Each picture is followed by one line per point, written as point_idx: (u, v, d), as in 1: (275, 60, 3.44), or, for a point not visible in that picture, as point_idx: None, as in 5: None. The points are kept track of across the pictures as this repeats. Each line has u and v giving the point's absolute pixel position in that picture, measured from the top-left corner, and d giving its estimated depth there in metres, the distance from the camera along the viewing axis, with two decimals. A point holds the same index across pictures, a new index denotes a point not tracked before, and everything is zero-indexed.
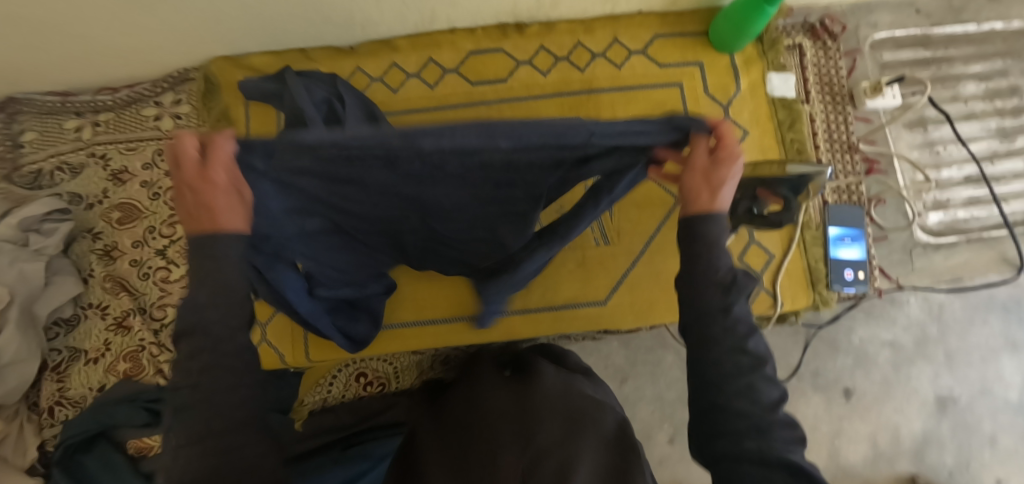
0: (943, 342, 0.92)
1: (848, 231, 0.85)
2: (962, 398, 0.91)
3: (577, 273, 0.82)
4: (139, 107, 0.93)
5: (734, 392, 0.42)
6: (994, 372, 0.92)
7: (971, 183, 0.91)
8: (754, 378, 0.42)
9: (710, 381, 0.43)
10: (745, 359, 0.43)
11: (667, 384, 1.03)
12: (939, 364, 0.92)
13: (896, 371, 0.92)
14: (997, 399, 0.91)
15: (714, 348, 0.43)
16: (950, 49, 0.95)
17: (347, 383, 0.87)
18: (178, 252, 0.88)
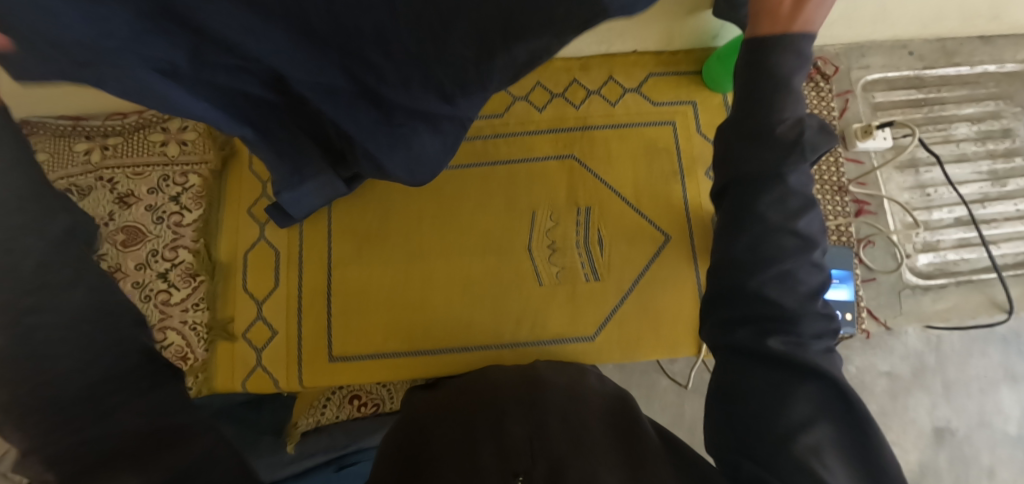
0: (941, 372, 0.91)
1: (837, 272, 0.85)
2: (959, 429, 0.90)
3: (566, 306, 0.84)
4: (147, 132, 0.96)
5: (779, 281, 0.44)
6: (993, 404, 0.91)
7: (962, 225, 0.92)
8: (798, 270, 0.44)
9: (756, 272, 0.45)
10: (791, 246, 0.44)
11: (660, 408, 1.03)
12: (935, 394, 0.91)
13: (892, 400, 0.90)
14: (996, 431, 0.90)
15: (768, 236, 0.44)
16: (943, 91, 0.96)
17: (341, 402, 0.85)
18: (180, 276, 0.88)
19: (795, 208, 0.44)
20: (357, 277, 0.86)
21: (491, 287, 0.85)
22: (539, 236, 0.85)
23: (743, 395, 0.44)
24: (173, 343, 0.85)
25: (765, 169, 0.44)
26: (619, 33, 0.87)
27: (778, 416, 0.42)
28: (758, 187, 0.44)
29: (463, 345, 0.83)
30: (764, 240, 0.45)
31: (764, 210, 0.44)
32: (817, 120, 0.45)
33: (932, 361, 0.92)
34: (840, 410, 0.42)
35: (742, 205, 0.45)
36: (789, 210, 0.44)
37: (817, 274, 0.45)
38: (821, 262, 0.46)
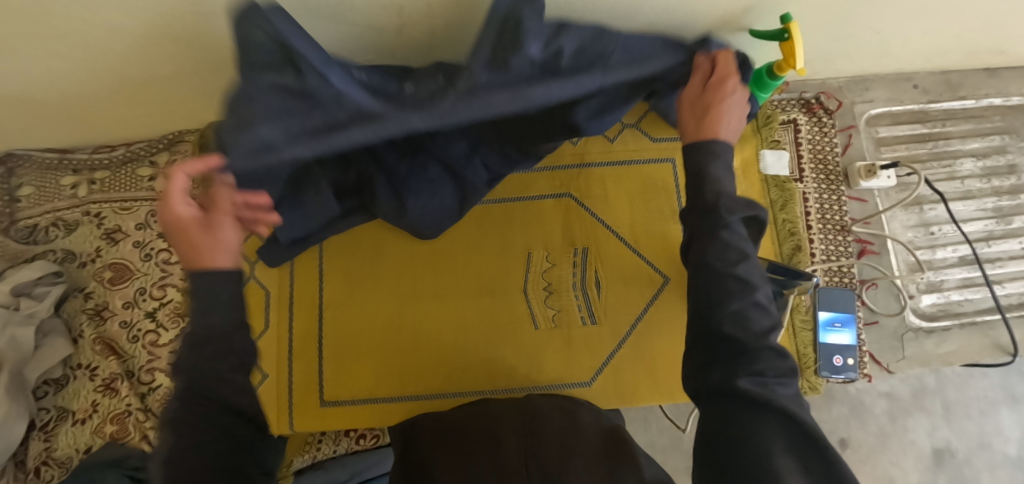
0: (941, 394, 0.92)
1: (839, 316, 0.84)
2: (960, 450, 0.91)
3: (561, 351, 0.83)
4: (134, 166, 0.94)
5: (734, 316, 0.50)
6: (993, 425, 0.92)
7: (966, 264, 0.90)
8: (749, 309, 0.51)
9: (713, 313, 0.51)
10: (737, 286, 0.51)
11: (659, 431, 1.02)
12: (935, 416, 0.92)
13: (891, 422, 0.91)
14: (996, 453, 0.91)
15: (719, 280, 0.52)
16: (947, 125, 0.94)
17: (337, 438, 0.88)
18: (168, 316, 0.89)
19: (738, 254, 0.52)
20: (350, 320, 0.84)
21: (486, 331, 0.83)
22: (535, 277, 0.84)
23: (721, 427, 0.47)
24: (162, 384, 0.87)
25: (710, 223, 0.54)
26: None
27: (749, 438, 0.44)
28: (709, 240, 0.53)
29: (456, 390, 0.82)
30: (722, 278, 0.52)
31: (717, 259, 0.52)
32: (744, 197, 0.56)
33: (932, 383, 0.93)
34: (806, 445, 0.44)
35: (698, 257, 0.54)
36: (735, 257, 0.52)
37: (766, 316, 0.51)
38: (771, 306, 0.52)
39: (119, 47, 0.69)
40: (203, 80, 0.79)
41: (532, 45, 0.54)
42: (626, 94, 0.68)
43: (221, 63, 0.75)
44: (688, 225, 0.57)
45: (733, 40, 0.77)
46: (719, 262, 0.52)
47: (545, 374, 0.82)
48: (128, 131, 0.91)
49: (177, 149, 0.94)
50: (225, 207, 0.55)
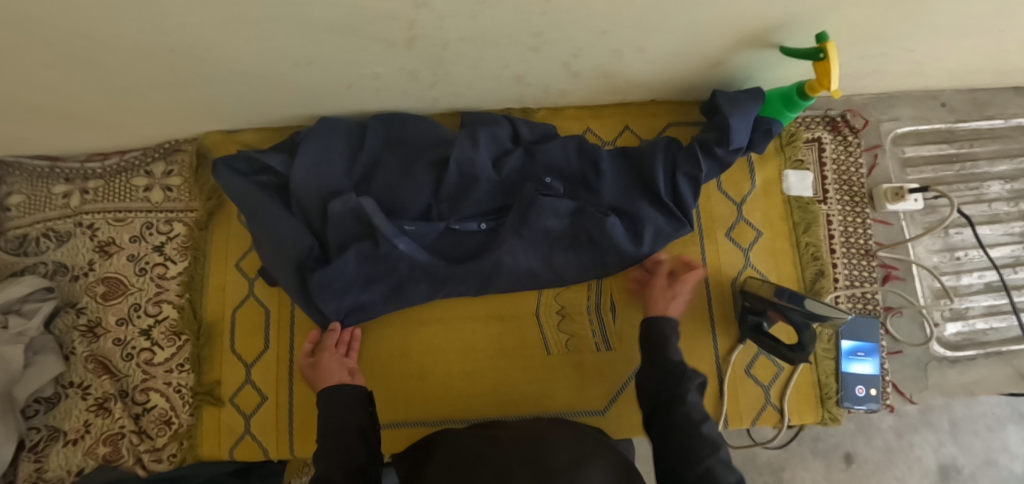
0: (948, 410, 0.89)
1: (862, 345, 0.81)
2: (966, 466, 0.88)
3: (574, 378, 0.82)
4: (129, 176, 0.90)
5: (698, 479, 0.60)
6: (999, 443, 0.89)
7: (992, 291, 0.88)
8: (716, 465, 0.61)
9: (685, 471, 0.61)
10: (703, 444, 0.62)
11: None
12: (942, 432, 0.89)
13: (897, 438, 0.89)
14: (1001, 470, 0.88)
15: (693, 437, 0.63)
16: (975, 146, 0.90)
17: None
18: (164, 334, 0.85)
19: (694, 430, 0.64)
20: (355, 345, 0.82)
21: (496, 357, 0.82)
22: (548, 300, 0.82)
23: None
24: (157, 405, 0.84)
25: (677, 390, 0.66)
26: (636, 84, 0.82)
27: None
28: (669, 421, 0.65)
29: (466, 417, 0.81)
30: (690, 439, 0.63)
31: (680, 436, 0.63)
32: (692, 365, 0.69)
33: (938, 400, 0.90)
34: None
35: (661, 441, 0.65)
36: (692, 432, 0.63)
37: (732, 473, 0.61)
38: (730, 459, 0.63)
39: (114, 56, 0.65)
40: (201, 92, 0.75)
41: (545, 220, 0.75)
42: (637, 174, 0.79)
43: (220, 75, 0.71)
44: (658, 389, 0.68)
45: (761, 56, 0.74)
46: (677, 434, 0.63)
47: (556, 400, 0.81)
48: (122, 138, 0.87)
49: (173, 159, 0.90)
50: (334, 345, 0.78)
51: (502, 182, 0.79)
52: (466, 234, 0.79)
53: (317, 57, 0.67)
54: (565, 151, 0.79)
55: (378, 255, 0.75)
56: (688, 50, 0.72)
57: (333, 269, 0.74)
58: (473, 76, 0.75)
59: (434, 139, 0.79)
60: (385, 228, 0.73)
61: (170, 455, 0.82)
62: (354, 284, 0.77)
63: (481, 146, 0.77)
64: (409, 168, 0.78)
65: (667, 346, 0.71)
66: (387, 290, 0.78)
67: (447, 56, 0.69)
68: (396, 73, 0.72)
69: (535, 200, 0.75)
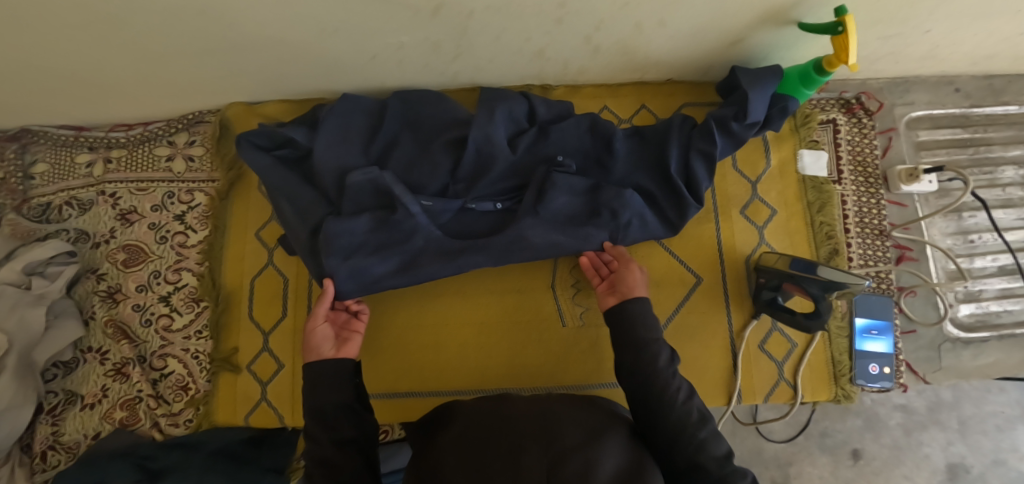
0: (957, 409, 0.89)
1: (875, 323, 0.82)
2: (975, 466, 0.88)
3: (589, 353, 0.82)
4: (151, 145, 0.91)
5: (695, 454, 0.64)
6: (1007, 443, 0.89)
7: (1006, 274, 0.88)
8: (709, 438, 0.65)
9: (677, 455, 0.64)
10: (695, 423, 0.65)
11: None
12: (951, 431, 0.89)
13: (906, 435, 0.89)
14: (1010, 470, 0.88)
15: (682, 416, 0.65)
16: (990, 131, 0.91)
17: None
18: (182, 300, 0.87)
19: (682, 407, 0.66)
20: (370, 313, 0.83)
21: (510, 328, 0.82)
22: (564, 275, 0.83)
23: None
24: (174, 371, 0.85)
25: (659, 382, 0.67)
26: (655, 61, 0.83)
27: None
28: (659, 409, 0.66)
29: (481, 388, 0.81)
30: (679, 425, 0.65)
31: (673, 417, 0.65)
32: (665, 345, 0.70)
33: (947, 397, 0.90)
34: None
35: (650, 422, 0.66)
36: (680, 412, 0.66)
37: (721, 441, 0.66)
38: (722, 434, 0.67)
39: (145, 20, 0.66)
40: (227, 61, 0.76)
41: (557, 198, 0.76)
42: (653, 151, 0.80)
43: (247, 44, 0.72)
44: (636, 378, 0.68)
45: (780, 34, 0.75)
46: (670, 417, 0.65)
47: (570, 375, 0.81)
48: (147, 109, 0.89)
49: (196, 130, 0.91)
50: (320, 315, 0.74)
51: (519, 164, 0.80)
52: (482, 215, 0.79)
53: (343, 25, 0.69)
54: (579, 132, 0.80)
55: (392, 225, 0.74)
56: (709, 26, 0.72)
57: (345, 226, 0.73)
58: (495, 49, 0.77)
59: (453, 120, 0.80)
60: (404, 195, 0.73)
61: (186, 421, 0.83)
62: (364, 247, 0.74)
63: (500, 126, 0.77)
64: (427, 148, 0.79)
65: (645, 327, 0.71)
66: (399, 263, 0.75)
67: (472, 26, 0.70)
68: (421, 43, 0.73)
69: (549, 178, 0.77)
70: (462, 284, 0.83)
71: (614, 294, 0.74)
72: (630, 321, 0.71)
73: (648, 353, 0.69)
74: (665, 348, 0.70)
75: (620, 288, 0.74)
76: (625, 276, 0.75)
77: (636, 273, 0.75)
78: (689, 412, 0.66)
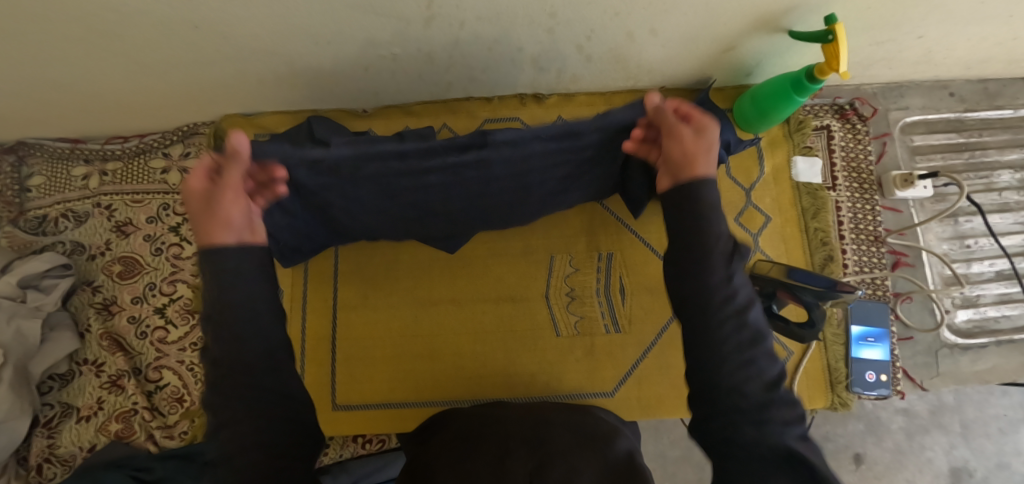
0: (960, 412, 0.89)
1: (872, 331, 0.81)
2: (978, 470, 0.87)
3: (583, 360, 0.82)
4: (147, 157, 0.92)
5: (731, 391, 0.47)
6: (1012, 445, 0.88)
7: (1003, 279, 0.88)
8: (761, 359, 0.48)
9: (715, 376, 0.47)
10: (747, 339, 0.48)
11: (670, 442, 0.93)
12: (954, 434, 0.88)
13: (907, 440, 0.88)
14: (1013, 473, 0.87)
15: (729, 329, 0.47)
16: (985, 135, 0.91)
17: (344, 441, 0.83)
18: (177, 312, 0.88)
19: (735, 316, 0.48)
20: (364, 323, 0.83)
21: (505, 336, 0.82)
22: (558, 283, 0.83)
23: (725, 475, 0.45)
24: (169, 383, 0.85)
25: (705, 280, 0.48)
26: (648, 69, 0.83)
27: None
28: (700, 319, 0.48)
29: (474, 396, 0.81)
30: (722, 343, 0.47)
31: (716, 329, 0.47)
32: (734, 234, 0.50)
33: (949, 400, 0.89)
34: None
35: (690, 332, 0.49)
36: (730, 324, 0.47)
37: (774, 363, 0.49)
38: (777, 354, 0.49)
39: (138, 32, 0.66)
40: (222, 72, 0.76)
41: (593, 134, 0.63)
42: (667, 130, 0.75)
43: (240, 55, 0.72)
44: (675, 268, 0.50)
45: (770, 41, 0.75)
46: (712, 328, 0.47)
47: (565, 385, 0.81)
48: (141, 121, 0.89)
49: (191, 142, 0.92)
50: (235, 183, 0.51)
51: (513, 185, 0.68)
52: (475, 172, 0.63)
53: (334, 36, 0.68)
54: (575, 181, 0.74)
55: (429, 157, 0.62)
56: (699, 34, 0.72)
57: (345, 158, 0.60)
58: (487, 58, 0.76)
59: None
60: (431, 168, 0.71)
61: (181, 433, 0.84)
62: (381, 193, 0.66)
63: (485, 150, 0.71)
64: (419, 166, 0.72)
65: (711, 210, 0.49)
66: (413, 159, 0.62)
67: (463, 36, 0.70)
68: (413, 54, 0.73)
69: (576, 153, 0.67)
70: (458, 301, 0.83)
71: (665, 174, 0.53)
72: (693, 206, 0.50)
73: (706, 248, 0.49)
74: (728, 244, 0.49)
75: (674, 165, 0.53)
76: (672, 146, 0.52)
77: (693, 139, 0.52)
78: (740, 327, 0.47)
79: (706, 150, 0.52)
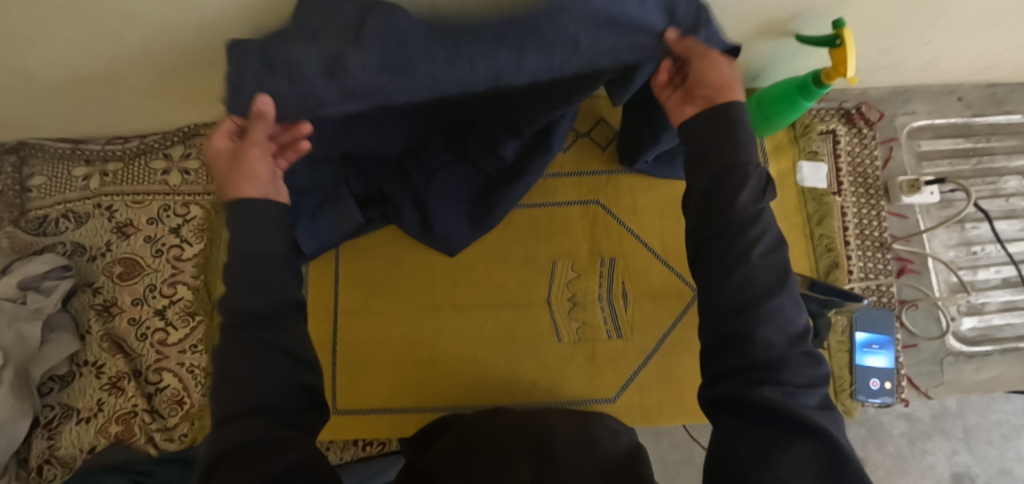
0: (962, 416, 0.88)
1: (876, 338, 0.81)
2: (981, 475, 0.87)
3: (585, 368, 0.82)
4: (148, 158, 0.92)
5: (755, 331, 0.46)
6: (1014, 451, 0.87)
7: (1009, 287, 0.87)
8: (785, 306, 0.47)
9: (740, 319, 0.46)
10: (771, 285, 0.47)
11: (671, 444, 0.93)
12: (956, 440, 0.87)
13: (909, 445, 0.87)
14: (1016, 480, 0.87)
15: (754, 272, 0.47)
16: (992, 141, 0.90)
17: (344, 445, 0.83)
18: (177, 314, 0.87)
19: (762, 259, 0.47)
20: (365, 330, 0.82)
21: (505, 342, 0.82)
22: (560, 289, 0.83)
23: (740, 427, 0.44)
24: (169, 385, 0.85)
25: (737, 218, 0.48)
26: None
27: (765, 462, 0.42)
28: (728, 256, 0.48)
29: (475, 403, 0.81)
30: (747, 286, 0.47)
31: (744, 272, 0.47)
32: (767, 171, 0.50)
33: (952, 406, 0.88)
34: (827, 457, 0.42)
35: (718, 270, 0.48)
36: (759, 264, 0.47)
37: (797, 312, 0.48)
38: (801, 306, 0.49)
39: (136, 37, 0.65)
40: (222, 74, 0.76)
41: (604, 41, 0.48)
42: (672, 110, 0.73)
43: None
44: (708, 202, 0.50)
45: (776, 46, 0.74)
46: (740, 268, 0.47)
47: (565, 394, 0.81)
48: (141, 122, 0.88)
49: (191, 143, 0.92)
50: (262, 148, 0.54)
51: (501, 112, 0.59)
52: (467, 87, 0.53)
53: None
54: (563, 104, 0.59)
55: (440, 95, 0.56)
56: None
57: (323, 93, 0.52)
58: None
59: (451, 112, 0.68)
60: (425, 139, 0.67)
61: (181, 436, 0.83)
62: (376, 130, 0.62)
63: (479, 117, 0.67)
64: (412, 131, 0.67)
65: (740, 147, 0.50)
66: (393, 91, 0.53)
67: None
68: None
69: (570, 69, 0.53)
70: (458, 308, 0.83)
71: (695, 102, 0.53)
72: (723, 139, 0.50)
73: (736, 180, 0.48)
74: (762, 180, 0.49)
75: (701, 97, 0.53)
76: (710, 72, 0.51)
77: (727, 68, 0.52)
78: (766, 270, 0.47)
79: (735, 84, 0.52)
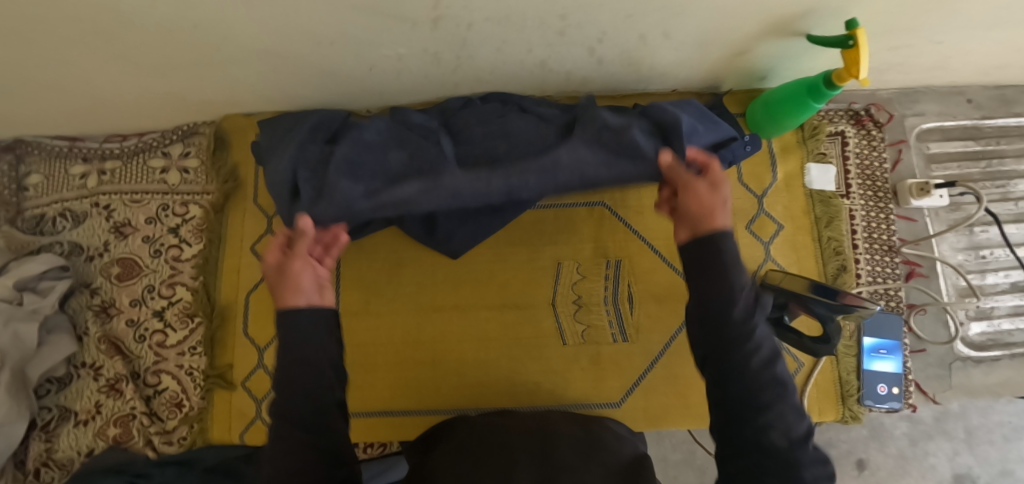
0: (965, 419, 0.87)
1: (884, 342, 0.80)
2: (982, 477, 0.86)
3: (590, 370, 0.81)
4: (146, 157, 0.90)
5: (759, 434, 0.46)
6: (1017, 454, 0.87)
7: (1018, 291, 0.87)
8: (788, 415, 0.47)
9: (743, 428, 0.47)
10: (773, 395, 0.47)
11: (673, 445, 0.92)
12: (957, 441, 0.87)
13: (911, 446, 0.87)
14: None
15: (755, 386, 0.47)
16: (1002, 143, 0.89)
17: None
18: (176, 316, 0.86)
19: (761, 374, 0.48)
20: (368, 331, 0.81)
21: (509, 344, 0.81)
22: (565, 291, 0.81)
23: None
24: (168, 387, 0.84)
25: (732, 332, 0.48)
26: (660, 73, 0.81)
27: None
28: (726, 371, 0.48)
29: (479, 406, 0.80)
30: (748, 399, 0.47)
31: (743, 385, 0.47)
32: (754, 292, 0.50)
33: (955, 408, 0.88)
34: None
35: (718, 380, 0.48)
36: (758, 377, 0.47)
37: (801, 417, 0.48)
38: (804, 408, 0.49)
39: (135, 34, 0.63)
40: (222, 72, 0.74)
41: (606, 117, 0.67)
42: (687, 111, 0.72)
43: (240, 56, 0.70)
44: (703, 317, 0.50)
45: (785, 46, 0.73)
46: (742, 381, 0.47)
47: (569, 397, 0.80)
48: (140, 120, 0.87)
49: (191, 142, 0.90)
50: (303, 254, 0.57)
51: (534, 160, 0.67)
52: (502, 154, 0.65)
53: (337, 38, 0.66)
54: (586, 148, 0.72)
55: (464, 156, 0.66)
56: (713, 38, 0.70)
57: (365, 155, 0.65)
58: (496, 60, 0.74)
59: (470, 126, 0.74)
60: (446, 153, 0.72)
61: (180, 439, 0.82)
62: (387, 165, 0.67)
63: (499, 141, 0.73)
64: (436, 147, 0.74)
65: (733, 267, 0.50)
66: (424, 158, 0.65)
67: (472, 38, 0.68)
68: (418, 55, 0.71)
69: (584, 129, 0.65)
70: (463, 309, 0.82)
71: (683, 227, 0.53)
72: (711, 264, 0.50)
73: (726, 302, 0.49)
74: (752, 298, 0.50)
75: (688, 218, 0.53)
76: (689, 202, 0.54)
77: (708, 193, 0.54)
78: (766, 385, 0.47)
79: (721, 204, 0.53)
